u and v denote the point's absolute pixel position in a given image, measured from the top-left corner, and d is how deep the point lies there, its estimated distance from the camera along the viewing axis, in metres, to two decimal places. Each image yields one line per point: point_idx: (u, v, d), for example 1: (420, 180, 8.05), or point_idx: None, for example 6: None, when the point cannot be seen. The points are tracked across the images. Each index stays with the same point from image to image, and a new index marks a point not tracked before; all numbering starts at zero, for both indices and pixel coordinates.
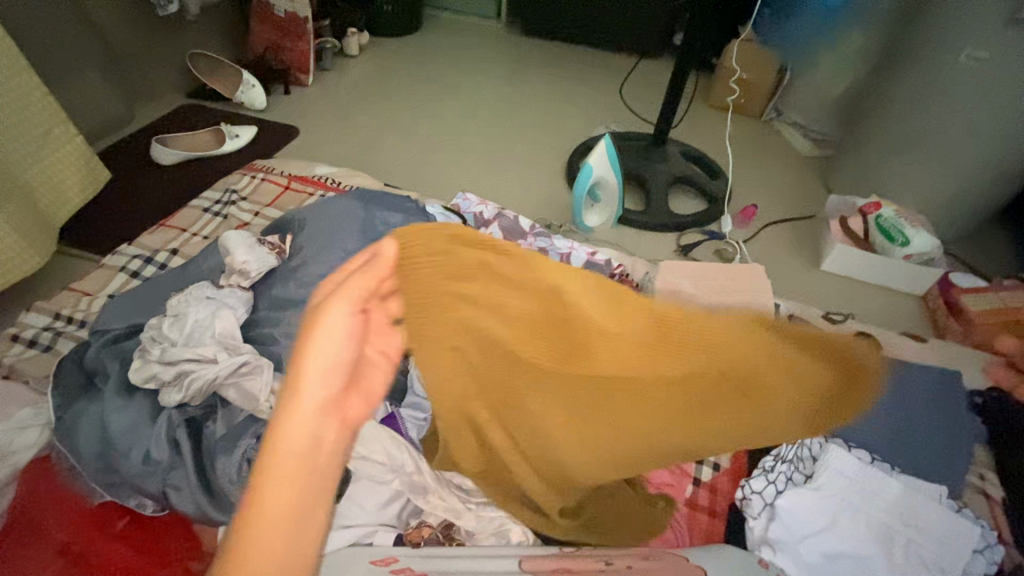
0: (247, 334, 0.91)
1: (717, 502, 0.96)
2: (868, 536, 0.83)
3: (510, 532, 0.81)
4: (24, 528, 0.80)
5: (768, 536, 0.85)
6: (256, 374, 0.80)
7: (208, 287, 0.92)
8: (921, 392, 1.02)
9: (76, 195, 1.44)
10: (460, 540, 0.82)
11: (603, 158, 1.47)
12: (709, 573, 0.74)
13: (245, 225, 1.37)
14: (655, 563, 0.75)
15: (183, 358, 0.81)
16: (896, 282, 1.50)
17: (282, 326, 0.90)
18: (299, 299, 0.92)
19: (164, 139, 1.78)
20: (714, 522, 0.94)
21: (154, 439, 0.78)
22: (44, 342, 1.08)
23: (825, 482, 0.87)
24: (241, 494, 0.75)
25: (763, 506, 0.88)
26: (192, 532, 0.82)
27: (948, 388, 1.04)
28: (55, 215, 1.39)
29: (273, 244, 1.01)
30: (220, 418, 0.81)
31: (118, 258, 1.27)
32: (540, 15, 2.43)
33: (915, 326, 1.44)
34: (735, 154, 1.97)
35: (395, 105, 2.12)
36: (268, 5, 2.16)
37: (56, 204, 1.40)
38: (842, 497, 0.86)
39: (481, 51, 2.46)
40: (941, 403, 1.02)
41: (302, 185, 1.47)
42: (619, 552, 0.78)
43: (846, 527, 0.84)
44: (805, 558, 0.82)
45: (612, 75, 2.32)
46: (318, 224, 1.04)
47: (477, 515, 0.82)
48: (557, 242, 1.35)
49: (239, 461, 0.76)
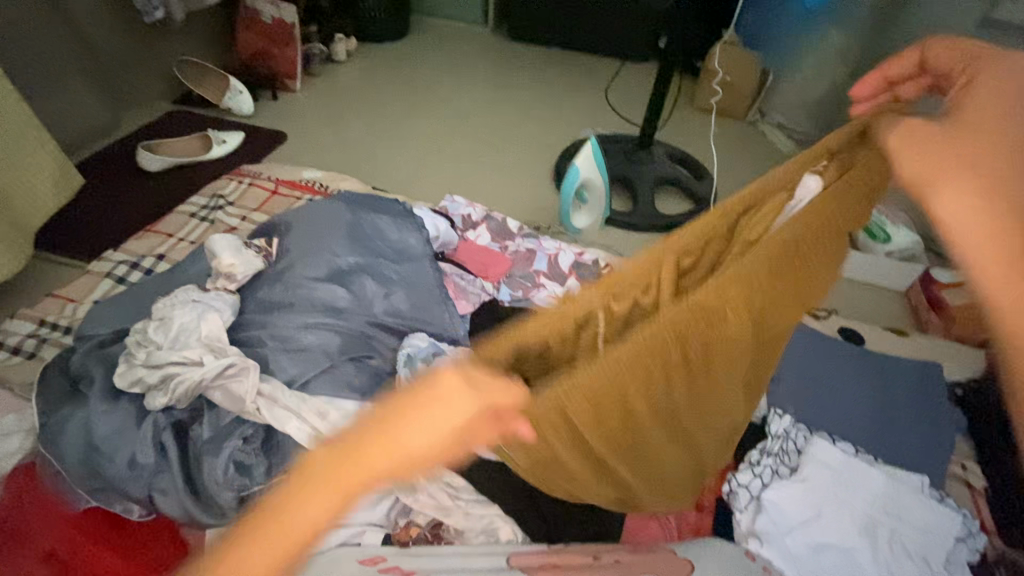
0: (233, 336, 0.91)
1: (705, 496, 0.96)
2: (852, 528, 0.84)
3: (499, 531, 0.82)
4: (7, 533, 0.79)
5: (755, 528, 0.85)
6: (243, 375, 0.80)
7: (194, 291, 0.92)
8: (902, 387, 1.05)
9: (49, 198, 1.41)
10: (449, 539, 0.82)
11: (589, 160, 1.49)
12: (696, 566, 0.75)
13: (233, 230, 1.37)
14: (642, 556, 0.77)
15: (168, 362, 0.81)
16: (879, 278, 1.53)
17: (270, 328, 0.90)
18: (288, 302, 0.93)
19: (150, 146, 1.78)
20: (701, 517, 0.94)
21: (141, 444, 0.78)
22: (28, 350, 1.07)
23: (810, 474, 0.89)
24: (231, 496, 0.75)
25: (750, 498, 0.89)
26: (178, 533, 0.83)
27: (929, 381, 1.06)
28: (30, 220, 1.38)
29: (260, 247, 1.01)
30: (206, 420, 0.80)
31: (104, 264, 1.26)
32: (527, 21, 2.46)
33: (897, 321, 1.46)
34: (720, 155, 2.00)
35: (384, 110, 2.13)
36: (254, 12, 2.16)
37: (31, 208, 1.37)
38: (827, 488, 0.87)
39: (469, 56, 2.48)
40: (921, 396, 1.04)
41: (290, 190, 1.48)
42: (606, 546, 0.79)
43: (830, 519, 0.85)
44: (790, 549, 0.83)
45: (598, 79, 2.34)
46: (305, 226, 1.04)
47: (465, 513, 0.83)
48: (545, 242, 1.36)
49: (226, 462, 0.77)
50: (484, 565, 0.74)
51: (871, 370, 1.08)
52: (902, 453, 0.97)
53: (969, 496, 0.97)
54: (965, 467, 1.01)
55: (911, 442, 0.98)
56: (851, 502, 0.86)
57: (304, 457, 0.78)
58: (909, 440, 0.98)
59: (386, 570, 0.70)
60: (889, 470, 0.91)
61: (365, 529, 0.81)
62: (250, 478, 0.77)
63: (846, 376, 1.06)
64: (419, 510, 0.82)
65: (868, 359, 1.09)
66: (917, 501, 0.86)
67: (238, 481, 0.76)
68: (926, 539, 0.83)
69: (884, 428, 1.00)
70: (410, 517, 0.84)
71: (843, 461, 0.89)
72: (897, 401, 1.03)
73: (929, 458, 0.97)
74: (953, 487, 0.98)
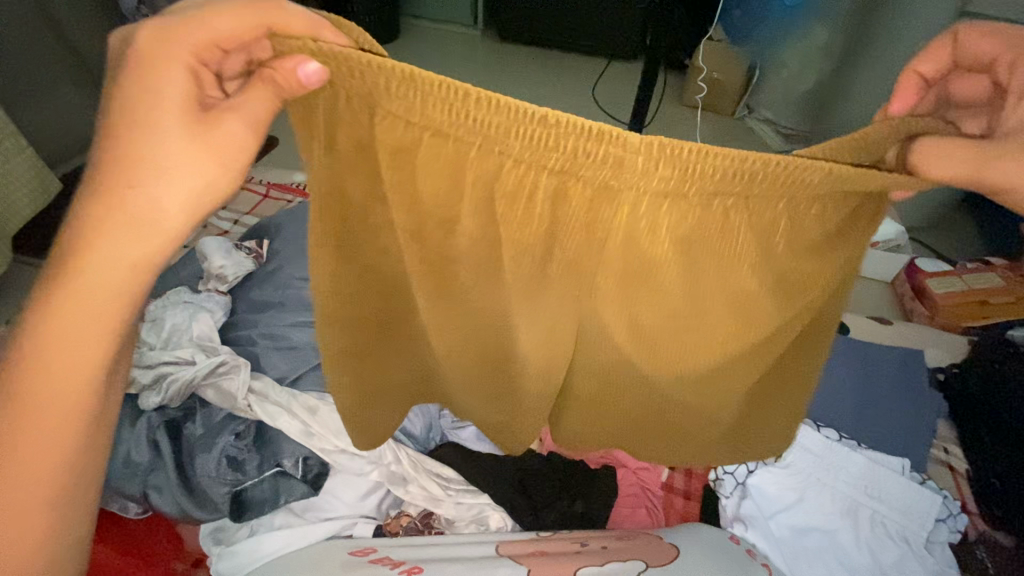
0: (224, 336, 0.92)
1: (693, 484, 0.96)
2: (834, 510, 0.86)
3: (489, 519, 0.84)
4: None
5: (740, 512, 0.88)
6: (234, 373, 0.82)
7: (186, 292, 0.94)
8: (885, 373, 1.07)
9: (26, 206, 1.43)
10: (440, 529, 0.84)
11: None
12: (682, 552, 0.77)
13: (225, 233, 1.38)
14: (629, 543, 0.78)
15: (161, 362, 0.82)
16: (866, 269, 1.55)
17: (260, 327, 0.91)
18: (277, 301, 0.94)
19: None
20: (689, 504, 0.94)
21: (135, 441, 0.79)
22: None
23: (793, 460, 0.90)
24: (224, 491, 0.77)
25: (736, 485, 0.91)
26: (174, 529, 0.84)
27: (911, 367, 1.08)
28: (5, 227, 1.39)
29: (251, 250, 1.03)
30: (199, 417, 0.82)
31: None
32: (515, 22, 2.48)
33: (884, 311, 1.48)
34: None
35: None
36: None
37: (8, 214, 1.39)
38: (809, 473, 0.89)
39: (458, 57, 2.49)
40: (902, 381, 1.06)
41: (281, 193, 1.49)
42: (594, 533, 0.81)
43: (812, 503, 0.87)
44: (774, 533, 0.86)
45: (587, 78, 2.36)
46: (294, 228, 1.05)
47: (455, 503, 0.84)
48: None
49: (218, 457, 0.79)
50: (473, 553, 0.75)
51: (853, 357, 1.10)
52: (882, 438, 0.99)
53: (952, 479, 0.99)
54: (947, 451, 1.03)
55: (891, 426, 1.01)
56: (832, 486, 0.88)
57: (296, 451, 0.80)
58: (891, 424, 1.01)
59: (375, 560, 0.72)
60: (871, 454, 0.92)
61: (356, 520, 0.81)
62: (242, 473, 0.78)
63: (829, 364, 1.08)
64: (410, 501, 0.83)
65: (850, 347, 1.11)
66: (901, 484, 0.87)
67: (231, 475, 0.78)
68: (908, 520, 0.85)
69: (864, 414, 1.03)
70: (401, 507, 0.85)
71: (825, 446, 0.91)
72: (879, 387, 1.05)
73: (910, 441, 0.99)
74: (936, 471, 1.00)
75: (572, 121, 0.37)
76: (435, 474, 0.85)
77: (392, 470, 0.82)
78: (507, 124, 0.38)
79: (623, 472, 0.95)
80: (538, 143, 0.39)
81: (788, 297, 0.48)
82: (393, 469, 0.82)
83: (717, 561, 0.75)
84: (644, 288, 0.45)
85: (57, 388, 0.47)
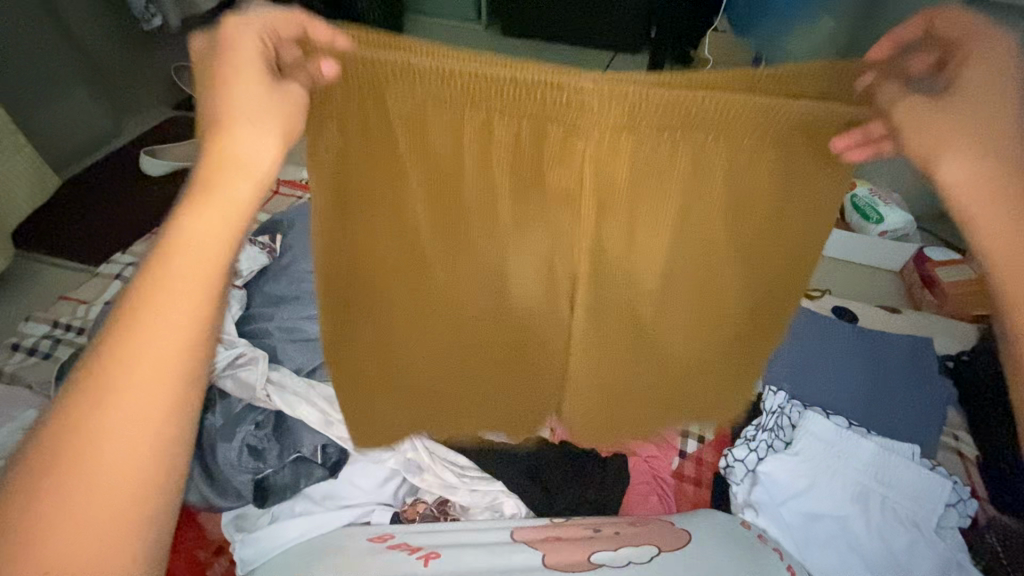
0: (242, 329, 0.94)
1: (703, 472, 0.98)
2: (843, 496, 0.87)
3: (503, 506, 0.85)
4: None
5: (750, 499, 0.89)
6: (252, 364, 0.83)
7: None
8: (895, 360, 1.07)
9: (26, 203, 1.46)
10: (455, 515, 0.85)
11: None
12: (693, 536, 0.78)
13: None
14: (641, 528, 0.80)
15: None
16: (874, 258, 1.55)
17: (277, 321, 0.93)
18: (293, 295, 0.96)
19: (153, 151, 1.81)
20: (700, 491, 0.97)
21: None
22: (44, 351, 1.11)
23: (803, 447, 0.91)
24: (245, 479, 0.78)
25: (745, 472, 0.92)
26: (195, 519, 0.85)
27: (921, 355, 1.08)
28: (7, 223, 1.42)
29: (265, 244, 1.04)
30: (219, 408, 0.83)
31: (114, 266, 1.29)
32: (519, 16, 2.48)
33: (893, 300, 1.49)
34: None
35: None
36: None
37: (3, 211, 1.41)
38: (820, 460, 0.90)
39: None
40: (912, 369, 1.06)
41: (290, 189, 1.51)
42: (606, 520, 0.83)
43: (822, 488, 0.88)
44: (784, 518, 0.87)
45: (592, 71, 2.36)
46: (307, 223, 1.07)
47: (470, 490, 0.85)
48: None
49: (238, 446, 0.80)
50: (488, 539, 0.77)
51: (862, 345, 1.10)
52: (892, 424, 1.00)
53: (961, 465, 0.99)
54: (957, 437, 1.03)
55: (901, 413, 1.01)
56: (843, 472, 0.89)
57: (315, 439, 0.81)
58: (902, 411, 1.01)
59: (393, 547, 0.75)
60: (882, 441, 0.93)
61: (373, 507, 0.83)
62: (263, 461, 0.80)
63: (837, 352, 1.09)
64: (425, 489, 0.85)
65: (859, 335, 1.12)
66: (914, 470, 0.88)
67: (252, 463, 0.79)
68: (919, 506, 0.86)
69: (875, 400, 1.03)
70: (417, 495, 0.87)
71: (836, 434, 0.91)
72: (890, 374, 1.06)
73: (919, 428, 0.99)
74: (945, 457, 1.00)
75: (534, 77, 0.49)
76: (449, 462, 0.86)
77: (408, 457, 0.84)
78: (492, 90, 0.50)
79: (634, 459, 0.96)
80: (515, 99, 0.51)
81: (728, 220, 0.58)
82: (409, 457, 0.84)
83: (725, 545, 0.77)
84: (616, 205, 0.56)
85: (141, 401, 0.46)
